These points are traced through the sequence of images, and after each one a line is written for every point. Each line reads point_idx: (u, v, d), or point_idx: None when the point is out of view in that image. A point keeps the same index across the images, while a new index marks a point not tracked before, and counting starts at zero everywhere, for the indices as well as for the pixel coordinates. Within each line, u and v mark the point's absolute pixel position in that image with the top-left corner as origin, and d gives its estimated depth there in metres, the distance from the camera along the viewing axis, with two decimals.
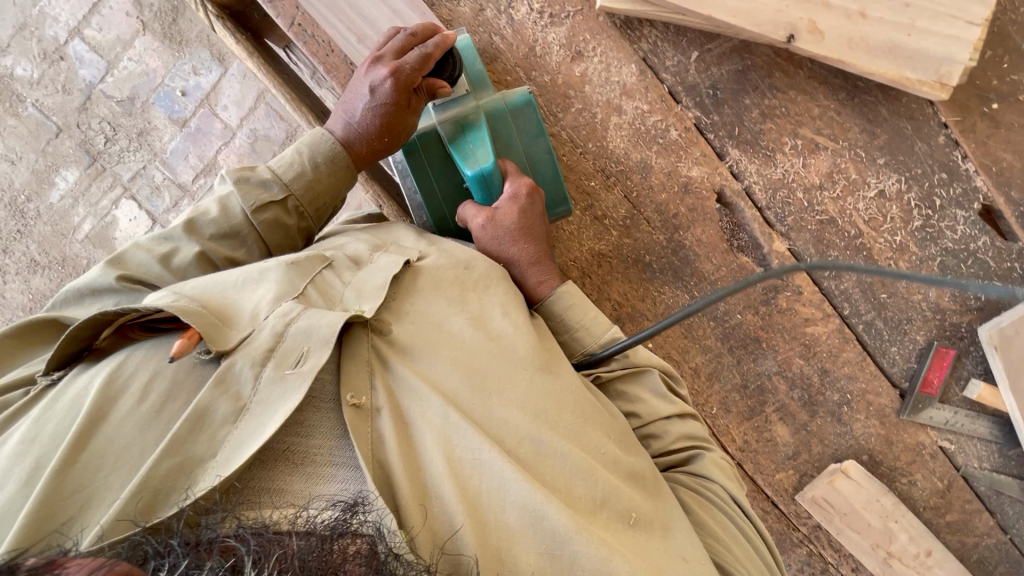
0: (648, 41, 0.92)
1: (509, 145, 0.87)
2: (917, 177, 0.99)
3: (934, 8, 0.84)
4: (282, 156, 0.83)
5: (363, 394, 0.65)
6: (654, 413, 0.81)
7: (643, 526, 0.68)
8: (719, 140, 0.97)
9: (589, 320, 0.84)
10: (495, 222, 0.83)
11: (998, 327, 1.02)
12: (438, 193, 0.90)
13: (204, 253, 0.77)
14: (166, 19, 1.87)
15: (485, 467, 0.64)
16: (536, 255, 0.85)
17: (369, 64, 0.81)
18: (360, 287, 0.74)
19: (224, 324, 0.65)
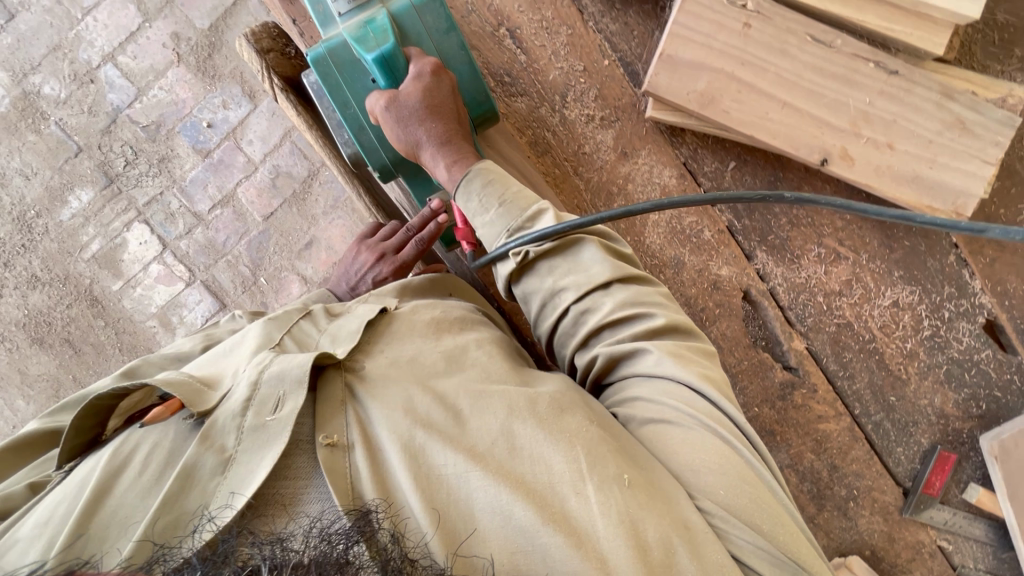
0: (689, 146, 0.98)
1: (416, 38, 0.86)
2: (927, 290, 1.05)
3: (954, 147, 0.91)
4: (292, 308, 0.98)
5: (336, 433, 0.67)
6: (591, 283, 0.77)
7: (639, 488, 0.63)
8: (749, 243, 1.03)
9: (512, 195, 0.83)
10: (399, 104, 0.82)
11: (999, 438, 1.08)
12: (353, 102, 0.88)
13: None
14: (201, 54, 1.90)
15: (455, 477, 0.64)
16: (444, 135, 0.85)
17: (373, 258, 1.01)
18: (335, 334, 0.81)
19: (205, 388, 0.73)
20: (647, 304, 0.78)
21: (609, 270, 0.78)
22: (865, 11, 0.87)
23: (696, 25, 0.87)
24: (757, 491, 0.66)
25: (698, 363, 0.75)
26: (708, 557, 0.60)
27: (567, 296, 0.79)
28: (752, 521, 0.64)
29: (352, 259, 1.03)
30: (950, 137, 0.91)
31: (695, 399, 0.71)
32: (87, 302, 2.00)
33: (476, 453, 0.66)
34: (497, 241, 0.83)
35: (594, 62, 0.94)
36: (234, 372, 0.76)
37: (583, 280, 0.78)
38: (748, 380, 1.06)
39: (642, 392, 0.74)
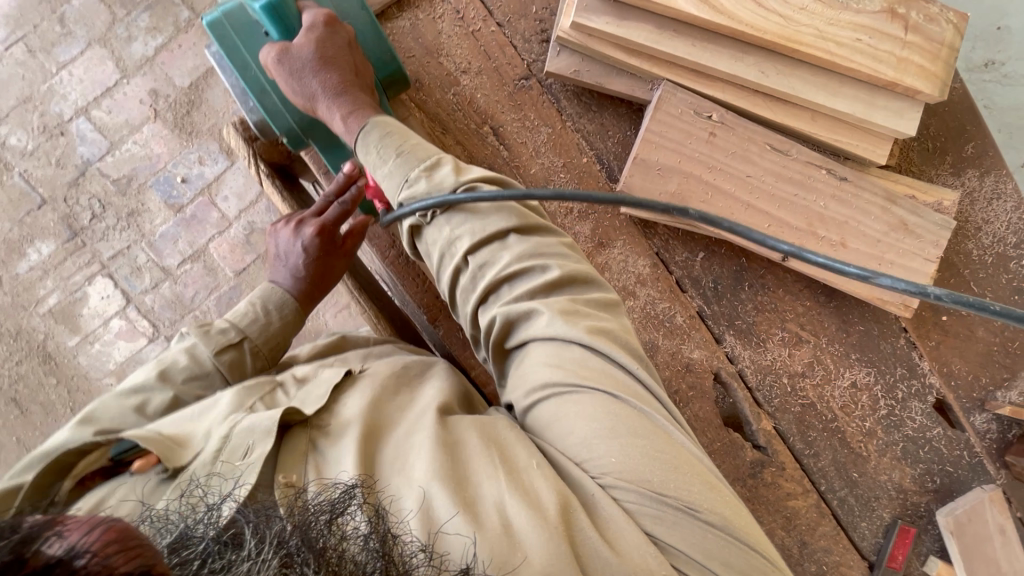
0: (661, 237, 1.03)
1: (318, 1, 0.89)
2: (882, 371, 1.12)
3: (899, 246, 0.99)
4: (241, 311, 0.96)
5: (293, 473, 0.66)
6: (484, 233, 0.76)
7: (550, 479, 0.64)
8: (719, 327, 1.07)
9: (411, 147, 0.82)
10: (291, 56, 0.82)
11: (953, 514, 1.12)
12: (253, 65, 0.89)
13: (176, 397, 0.85)
14: (179, 110, 1.89)
15: (389, 492, 0.64)
16: (339, 84, 0.84)
17: (297, 224, 0.95)
18: (305, 396, 0.77)
19: (179, 446, 0.71)
20: (546, 256, 0.76)
21: (507, 222, 0.77)
22: (818, 125, 0.96)
23: (667, 132, 0.94)
24: (657, 451, 0.65)
25: (592, 318, 0.73)
26: (614, 533, 0.61)
27: (463, 247, 0.77)
28: (652, 483, 0.63)
29: (280, 234, 0.97)
30: (895, 237, 0.99)
31: (588, 360, 0.70)
32: (40, 358, 1.90)
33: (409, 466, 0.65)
34: (396, 193, 0.81)
35: (572, 159, 0.99)
36: (204, 431, 0.73)
37: (476, 228, 0.76)
38: (720, 459, 1.09)
39: (533, 358, 0.72)
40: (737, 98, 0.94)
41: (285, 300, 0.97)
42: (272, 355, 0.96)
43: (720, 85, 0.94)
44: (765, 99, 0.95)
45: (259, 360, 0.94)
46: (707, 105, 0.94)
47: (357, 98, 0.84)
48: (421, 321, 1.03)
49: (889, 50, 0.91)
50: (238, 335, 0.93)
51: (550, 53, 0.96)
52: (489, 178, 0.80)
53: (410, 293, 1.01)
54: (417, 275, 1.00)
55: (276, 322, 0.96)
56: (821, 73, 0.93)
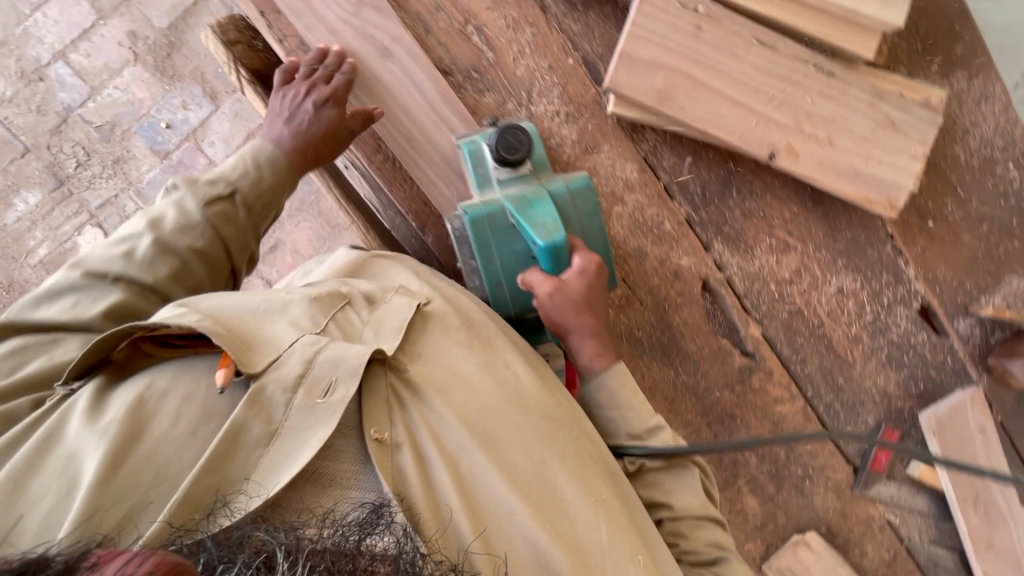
0: (649, 143, 1.03)
1: (567, 223, 0.91)
2: (868, 278, 1.13)
3: (886, 143, 0.99)
4: (230, 164, 0.93)
5: (385, 429, 0.73)
6: (687, 509, 0.88)
7: (610, 509, 0.78)
8: (706, 234, 1.07)
9: (637, 402, 0.92)
10: (562, 291, 0.88)
11: (936, 414, 1.16)
12: (498, 260, 0.91)
13: (165, 243, 0.85)
14: (160, 53, 1.85)
15: (480, 480, 0.75)
16: (595, 328, 0.91)
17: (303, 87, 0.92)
18: (378, 326, 0.83)
19: (248, 347, 0.72)
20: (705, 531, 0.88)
21: (703, 505, 0.88)
22: (802, 18, 0.95)
23: (652, 27, 0.93)
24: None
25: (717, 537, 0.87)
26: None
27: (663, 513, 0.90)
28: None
29: (281, 97, 0.94)
30: (882, 134, 0.99)
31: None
32: None
33: (503, 464, 0.76)
34: (616, 440, 0.92)
35: (558, 61, 0.98)
36: (275, 335, 0.75)
37: (680, 500, 0.89)
38: (709, 366, 1.11)
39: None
40: None
41: (275, 157, 0.93)
42: (263, 213, 0.94)
43: None
44: None
45: (251, 217, 0.93)
46: None
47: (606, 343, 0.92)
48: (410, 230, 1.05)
49: None
50: (228, 189, 0.91)
51: None
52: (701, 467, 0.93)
53: (397, 198, 1.01)
54: (404, 180, 1.01)
55: (267, 177, 0.93)
56: None
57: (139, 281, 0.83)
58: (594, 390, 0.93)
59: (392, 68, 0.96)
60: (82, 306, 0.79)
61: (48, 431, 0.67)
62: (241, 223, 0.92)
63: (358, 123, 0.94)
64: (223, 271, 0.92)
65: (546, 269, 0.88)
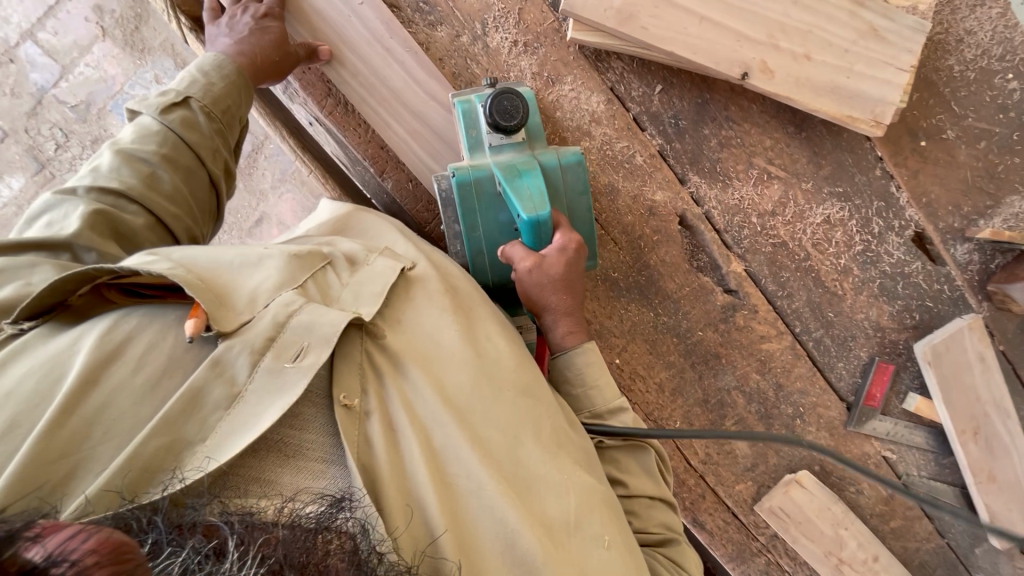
0: (616, 71, 0.97)
1: (556, 196, 0.88)
2: (857, 205, 1.08)
3: (869, 55, 0.93)
4: (180, 79, 0.85)
5: (354, 396, 0.70)
6: (638, 491, 0.85)
7: (583, 485, 0.75)
8: (681, 166, 1.02)
9: (604, 381, 0.89)
10: (541, 269, 0.85)
11: (931, 344, 1.11)
12: (481, 228, 0.90)
13: (130, 155, 0.79)
14: (127, 26, 1.81)
15: (452, 452, 0.71)
16: (570, 306, 0.88)
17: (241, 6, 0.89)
18: (357, 290, 0.78)
19: (220, 302, 0.68)
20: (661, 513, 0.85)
21: (657, 488, 0.87)
22: None
23: None
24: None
25: (670, 523, 0.85)
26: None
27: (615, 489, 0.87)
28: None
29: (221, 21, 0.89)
30: (864, 45, 0.92)
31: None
32: None
33: (475, 436, 0.73)
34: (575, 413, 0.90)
35: None
36: (250, 290, 0.71)
37: (633, 482, 0.86)
38: (690, 305, 1.08)
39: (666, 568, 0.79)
40: None
41: (222, 61, 0.85)
42: (227, 120, 0.86)
43: None
44: None
45: (214, 124, 0.85)
46: None
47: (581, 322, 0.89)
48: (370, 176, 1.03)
49: None
50: (181, 96, 0.83)
51: None
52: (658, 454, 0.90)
53: (354, 144, 0.99)
54: (358, 124, 0.98)
55: (219, 83, 0.84)
56: None
57: (109, 188, 0.77)
58: (562, 366, 0.90)
59: (338, 7, 0.91)
60: (58, 225, 0.74)
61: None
62: (205, 130, 0.84)
63: (302, 52, 0.90)
64: (200, 179, 0.85)
65: (528, 244, 0.86)
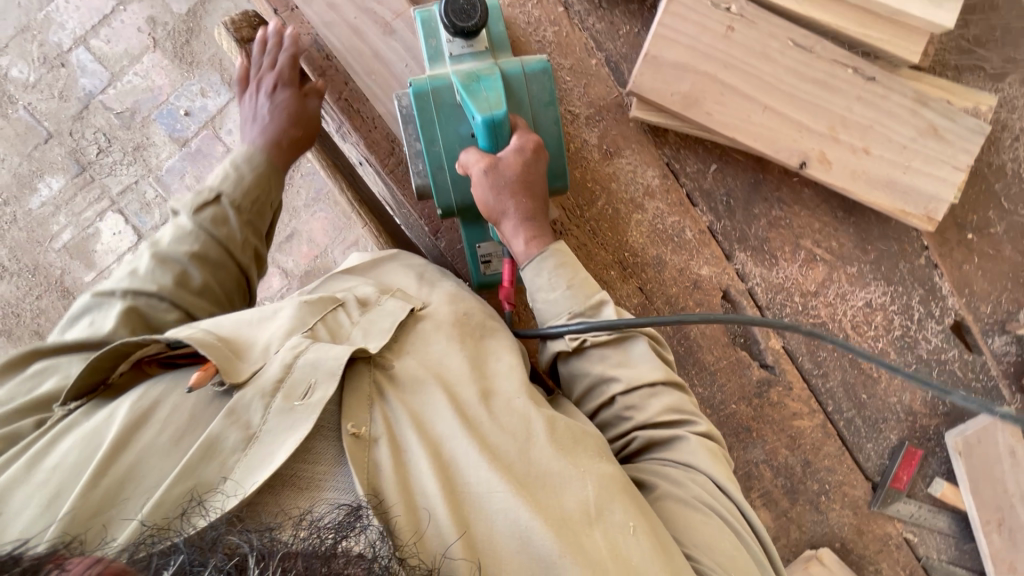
0: (672, 146, 0.99)
1: (519, 105, 0.83)
2: (899, 291, 1.08)
3: (926, 152, 0.93)
4: (216, 175, 0.91)
5: (362, 423, 0.67)
6: (639, 379, 0.78)
7: (608, 480, 0.68)
8: (729, 243, 1.04)
9: (579, 281, 0.82)
10: (496, 172, 0.79)
11: (963, 435, 1.12)
12: (440, 141, 0.84)
13: (162, 253, 0.82)
14: (179, 40, 1.85)
15: (463, 466, 0.67)
16: (530, 212, 0.82)
17: (256, 85, 0.95)
18: (367, 327, 0.78)
19: (236, 357, 0.69)
20: (674, 413, 0.77)
21: (661, 371, 0.78)
22: (844, 18, 0.89)
23: (681, 26, 0.88)
24: (743, 559, 0.67)
25: (685, 416, 0.77)
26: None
27: (614, 386, 0.79)
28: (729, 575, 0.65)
29: (248, 99, 0.97)
30: (922, 143, 0.93)
31: (720, 496, 0.71)
32: (58, 293, 1.92)
33: (486, 445, 0.68)
34: (554, 319, 0.81)
35: (580, 60, 0.95)
36: (263, 345, 0.72)
37: (633, 373, 0.78)
38: (726, 377, 1.09)
39: (670, 474, 0.73)
40: None
41: (254, 153, 0.93)
42: (257, 209, 0.91)
43: None
44: None
45: (243, 217, 0.89)
46: None
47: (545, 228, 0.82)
48: (424, 234, 1.04)
49: None
50: (214, 193, 0.89)
51: None
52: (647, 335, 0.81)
53: (410, 202, 1.00)
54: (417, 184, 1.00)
55: (250, 177, 0.91)
56: None
57: (143, 289, 0.79)
58: (533, 274, 0.82)
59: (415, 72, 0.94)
60: (95, 324, 0.76)
61: (36, 453, 0.62)
62: (235, 223, 0.88)
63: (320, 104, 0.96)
64: (230, 275, 0.88)
65: (484, 147, 0.81)
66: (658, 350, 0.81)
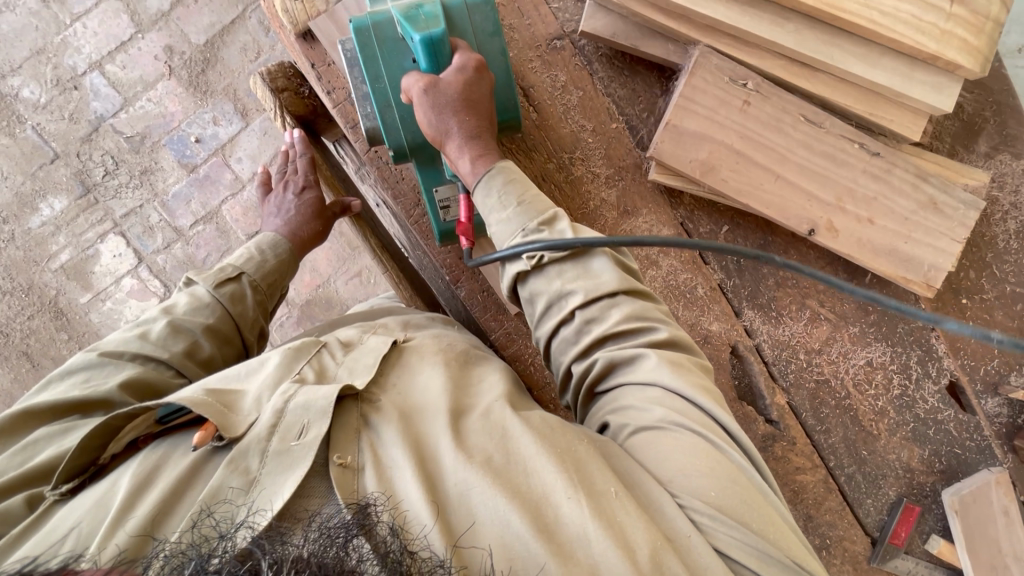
0: (686, 208, 1.03)
1: (463, 37, 0.83)
2: (898, 352, 1.12)
3: (927, 225, 0.98)
4: (238, 255, 0.99)
5: (349, 453, 0.63)
6: (598, 291, 0.73)
7: (586, 455, 0.64)
8: (738, 300, 1.08)
9: (530, 198, 0.79)
10: (437, 91, 0.77)
11: (958, 494, 1.13)
12: (385, 78, 0.83)
13: (175, 323, 0.85)
14: (194, 69, 1.87)
15: (439, 465, 0.63)
16: (475, 129, 0.80)
17: (283, 186, 1.08)
18: (352, 365, 0.76)
19: (230, 411, 0.68)
20: (636, 323, 0.72)
21: (618, 280, 0.73)
22: (853, 98, 0.95)
23: (701, 98, 0.93)
24: (726, 474, 0.62)
25: (647, 325, 0.73)
26: (674, 536, 0.59)
27: (572, 301, 0.73)
28: (720, 509, 0.60)
29: (274, 198, 1.08)
30: (923, 216, 0.98)
31: (688, 407, 0.67)
32: (51, 314, 1.89)
33: (461, 439, 0.65)
34: (510, 240, 0.77)
35: (602, 124, 0.99)
36: (254, 395, 0.71)
37: (591, 285, 0.73)
38: None
39: (634, 398, 0.69)
40: (774, 66, 0.94)
41: (279, 241, 1.01)
42: (271, 291, 0.98)
43: (758, 51, 0.93)
44: (803, 69, 0.94)
45: (258, 295, 0.95)
46: (744, 72, 0.93)
47: (491, 146, 0.80)
48: (445, 284, 1.08)
49: (932, 23, 0.89)
50: (236, 271, 0.95)
51: (587, 13, 0.96)
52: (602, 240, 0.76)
53: (434, 253, 1.02)
54: None
55: (271, 261, 0.99)
56: (863, 43, 0.91)
57: (152, 356, 0.81)
58: (483, 194, 0.78)
59: None
60: (95, 383, 0.76)
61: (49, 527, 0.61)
62: (250, 302, 0.94)
63: (338, 209, 1.10)
64: (234, 350, 0.92)
65: (426, 71, 0.79)
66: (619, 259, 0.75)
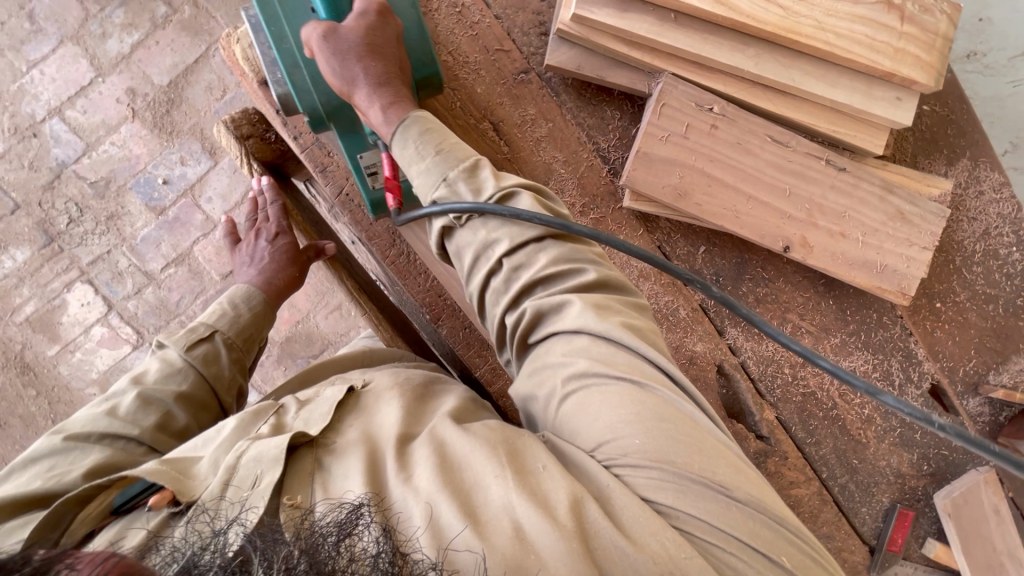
0: (664, 231, 1.04)
1: None
2: (880, 359, 1.13)
3: (896, 234, 1.00)
4: (211, 311, 0.96)
5: (299, 493, 0.60)
6: (523, 237, 0.70)
7: (518, 441, 0.63)
8: (720, 319, 1.09)
9: (448, 147, 0.75)
10: (337, 36, 0.72)
11: (949, 497, 1.14)
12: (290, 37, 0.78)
13: (144, 392, 0.82)
14: (159, 110, 1.84)
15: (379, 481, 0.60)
16: (384, 75, 0.76)
17: (254, 234, 1.06)
18: (308, 416, 0.71)
19: (185, 477, 0.65)
20: (564, 266, 0.69)
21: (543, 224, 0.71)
22: (816, 116, 0.96)
23: (668, 124, 0.93)
24: (651, 417, 0.60)
25: (576, 270, 0.70)
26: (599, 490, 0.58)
27: (499, 248, 0.70)
28: (648, 456, 0.58)
29: (246, 247, 1.06)
30: (893, 226, 1.00)
31: (614, 355, 0.64)
32: (17, 369, 1.81)
33: (402, 453, 0.63)
34: (433, 192, 0.73)
35: (573, 153, 1.00)
36: (210, 460, 0.67)
37: (516, 231, 0.70)
38: None
39: (562, 349, 0.66)
40: (736, 89, 0.95)
41: (251, 293, 0.99)
42: (246, 347, 0.95)
43: (721, 76, 0.95)
44: (765, 91, 0.96)
45: (233, 354, 0.93)
46: (709, 97, 0.94)
47: (402, 92, 0.76)
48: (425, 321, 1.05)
49: (886, 41, 0.92)
50: (208, 330, 0.92)
51: (551, 46, 0.97)
52: (527, 185, 0.73)
53: (412, 291, 1.01)
54: (419, 273, 1.01)
55: (245, 313, 0.97)
56: (820, 64, 0.93)
57: (121, 431, 0.77)
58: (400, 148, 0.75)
59: None
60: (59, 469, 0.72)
61: None
62: (225, 362, 0.91)
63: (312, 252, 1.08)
64: (210, 414, 0.88)
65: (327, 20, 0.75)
66: (545, 203, 0.72)
